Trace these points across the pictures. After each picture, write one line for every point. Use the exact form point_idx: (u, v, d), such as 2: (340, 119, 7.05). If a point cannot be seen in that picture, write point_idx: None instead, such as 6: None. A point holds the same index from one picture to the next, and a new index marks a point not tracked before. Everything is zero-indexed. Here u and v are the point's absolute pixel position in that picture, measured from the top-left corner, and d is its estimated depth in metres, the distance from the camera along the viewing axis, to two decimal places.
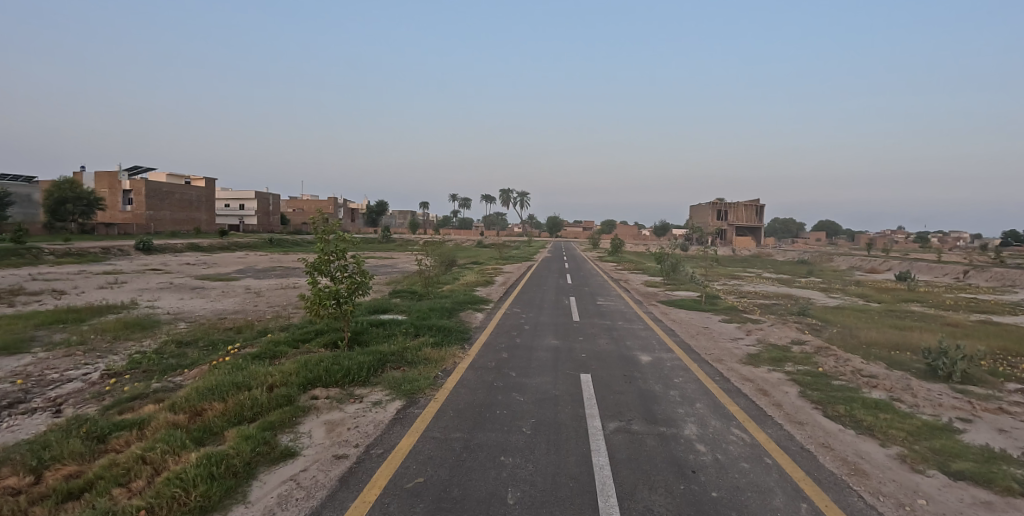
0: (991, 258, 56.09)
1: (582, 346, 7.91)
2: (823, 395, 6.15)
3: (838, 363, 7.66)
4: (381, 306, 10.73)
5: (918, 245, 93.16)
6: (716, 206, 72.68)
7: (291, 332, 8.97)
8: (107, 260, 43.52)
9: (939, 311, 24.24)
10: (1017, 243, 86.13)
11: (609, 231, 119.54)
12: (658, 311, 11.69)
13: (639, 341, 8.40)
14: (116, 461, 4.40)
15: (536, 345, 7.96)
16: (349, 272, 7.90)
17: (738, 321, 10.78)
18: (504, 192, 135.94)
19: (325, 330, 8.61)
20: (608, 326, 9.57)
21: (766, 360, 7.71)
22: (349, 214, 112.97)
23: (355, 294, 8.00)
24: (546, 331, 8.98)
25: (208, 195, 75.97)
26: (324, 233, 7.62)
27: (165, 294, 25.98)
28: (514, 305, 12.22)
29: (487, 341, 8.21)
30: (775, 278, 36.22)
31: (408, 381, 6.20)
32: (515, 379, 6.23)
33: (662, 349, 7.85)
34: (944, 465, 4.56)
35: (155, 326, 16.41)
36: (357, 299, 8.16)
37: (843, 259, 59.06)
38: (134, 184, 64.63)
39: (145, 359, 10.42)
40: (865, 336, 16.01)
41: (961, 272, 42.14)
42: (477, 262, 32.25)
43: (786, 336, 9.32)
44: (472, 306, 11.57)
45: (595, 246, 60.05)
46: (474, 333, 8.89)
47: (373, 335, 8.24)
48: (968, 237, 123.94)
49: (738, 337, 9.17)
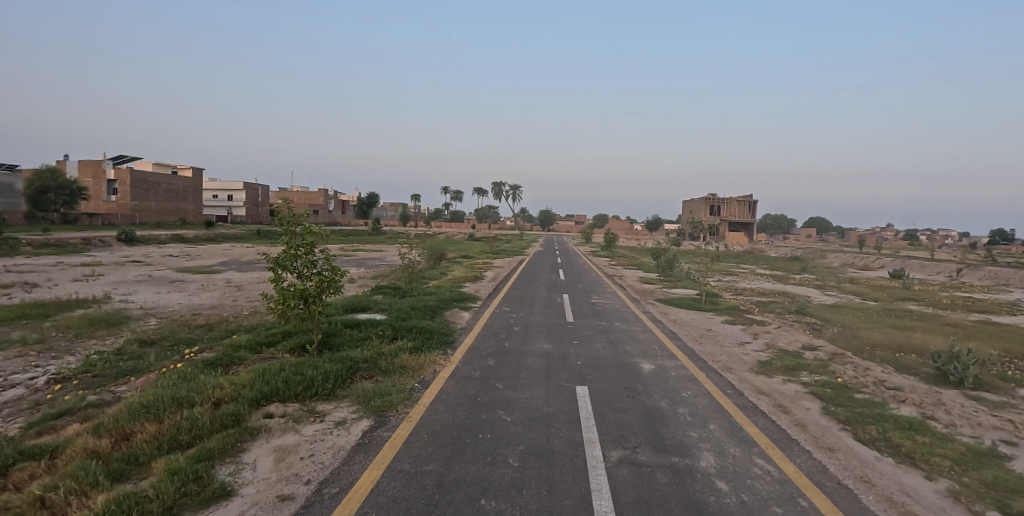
0: (982, 258, 55.96)
1: (577, 352, 7.16)
2: (850, 414, 5.46)
3: (857, 373, 7.00)
4: (360, 305, 9.89)
5: (908, 243, 93.65)
6: (709, 201, 72.10)
7: (257, 333, 8.14)
8: (87, 252, 42.08)
9: (937, 309, 23.84)
10: (1003, 241, 86.91)
11: (601, 226, 119.39)
12: (658, 311, 10.98)
13: (639, 345, 7.64)
14: (8, 503, 3.59)
15: (527, 350, 7.17)
16: (318, 269, 7.05)
17: (743, 322, 10.13)
18: (496, 185, 134.62)
19: (293, 332, 7.78)
20: (604, 328, 8.79)
21: (780, 368, 7.02)
22: (338, 205, 111.20)
23: (324, 294, 7.15)
24: (538, 334, 8.19)
25: (195, 186, 74.43)
26: (289, 225, 6.76)
27: (142, 288, 24.92)
28: (502, 303, 11.38)
29: (472, 345, 7.42)
30: (770, 274, 35.79)
31: (379, 395, 5.42)
32: (502, 393, 5.46)
33: (665, 356, 7.10)
34: (1005, 504, 3.86)
35: (123, 323, 15.44)
36: (327, 298, 7.32)
37: (835, 256, 58.81)
38: (119, 173, 63.00)
39: (100, 363, 9.50)
40: (867, 336, 15.48)
41: (954, 270, 42.00)
42: (467, 256, 31.44)
43: (797, 340, 8.65)
44: (458, 304, 10.76)
45: (588, 240, 59.50)
46: (458, 335, 8.09)
47: (345, 339, 7.44)
48: (957, 234, 124.89)
49: (745, 341, 8.49)
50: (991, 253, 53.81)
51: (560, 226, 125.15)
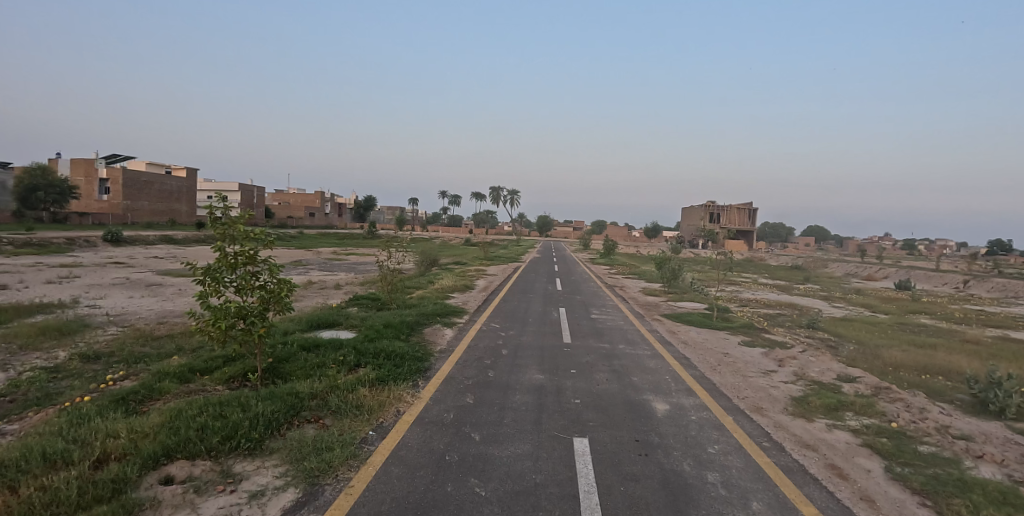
0: (985, 268, 55.03)
1: (575, 385, 5.90)
2: (925, 480, 4.29)
3: (913, 416, 5.82)
4: (326, 322, 8.63)
5: (908, 252, 92.87)
6: (708, 208, 70.31)
7: (196, 357, 6.87)
8: (70, 252, 40.58)
9: (952, 324, 22.72)
10: (1003, 252, 86.24)
11: (598, 233, 118.64)
12: (665, 328, 9.81)
13: (648, 376, 6.39)
14: None
15: (515, 382, 5.89)
16: (259, 282, 5.82)
17: (763, 344, 8.98)
18: (495, 189, 133.05)
19: (237, 358, 6.53)
20: (607, 352, 7.54)
21: (820, 408, 5.85)
22: (334, 208, 109.69)
23: (269, 313, 5.93)
24: (529, 360, 6.91)
25: (189, 186, 73.18)
26: (222, 230, 5.55)
27: (117, 292, 23.55)
28: (492, 319, 10.07)
29: (449, 374, 6.15)
30: (773, 284, 34.64)
31: (318, 453, 4.17)
32: (479, 450, 4.21)
33: (682, 391, 5.87)
34: None
35: (80, 332, 14.11)
36: (273, 318, 6.09)
37: (838, 265, 57.86)
38: (111, 172, 61.65)
39: (25, 382, 8.22)
40: (889, 355, 14.33)
41: (961, 281, 40.90)
42: (460, 262, 30.15)
43: (829, 368, 7.50)
44: (441, 319, 9.51)
45: (586, 247, 58.53)
46: (435, 360, 6.80)
47: (296, 366, 6.23)
48: (956, 245, 124.36)
49: (771, 369, 7.31)
50: (996, 264, 52.75)
51: (558, 233, 124.06)
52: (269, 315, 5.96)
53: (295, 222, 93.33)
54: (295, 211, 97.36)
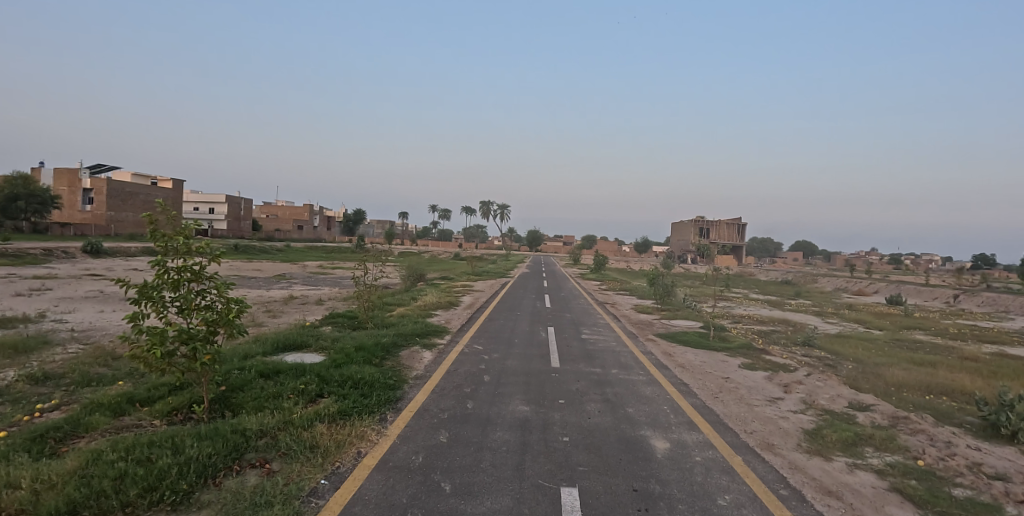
0: (973, 283, 55.31)
1: (564, 418, 5.23)
2: None
3: (940, 452, 5.23)
4: (292, 345, 7.86)
5: (895, 267, 93.67)
6: (698, 223, 70.09)
7: (138, 386, 6.08)
8: (46, 263, 39.20)
9: (948, 340, 22.34)
10: (987, 266, 87.33)
11: (589, 247, 118.62)
12: (661, 349, 9.21)
13: (645, 407, 5.73)
14: None
15: (496, 415, 5.23)
16: (204, 302, 5.08)
17: (765, 366, 8.40)
18: (486, 203, 132.60)
19: (182, 388, 5.76)
20: (599, 378, 6.86)
21: (837, 444, 5.25)
22: (323, 221, 108.42)
23: (215, 338, 5.17)
24: (514, 388, 6.22)
25: (175, 198, 71.87)
26: (160, 241, 4.84)
27: (87, 305, 22.47)
28: (475, 340, 9.35)
29: (423, 406, 5.45)
30: (765, 300, 34.27)
31: (252, 511, 3.45)
32: (448, 505, 3.53)
33: (684, 425, 5.23)
34: None
35: (37, 350, 13.16)
36: (221, 343, 5.32)
37: (828, 280, 57.82)
38: (95, 182, 60.33)
39: None
40: (890, 374, 13.82)
41: (951, 296, 40.87)
42: (448, 277, 29.38)
43: (840, 395, 6.91)
44: (420, 341, 8.80)
45: (576, 262, 58.05)
46: (409, 388, 6.08)
47: (249, 396, 5.49)
48: (941, 260, 125.73)
49: (777, 397, 6.71)
50: (984, 278, 52.98)
51: (548, 247, 123.74)
52: (218, 340, 5.21)
53: (282, 235, 92.06)
54: (283, 224, 96.08)
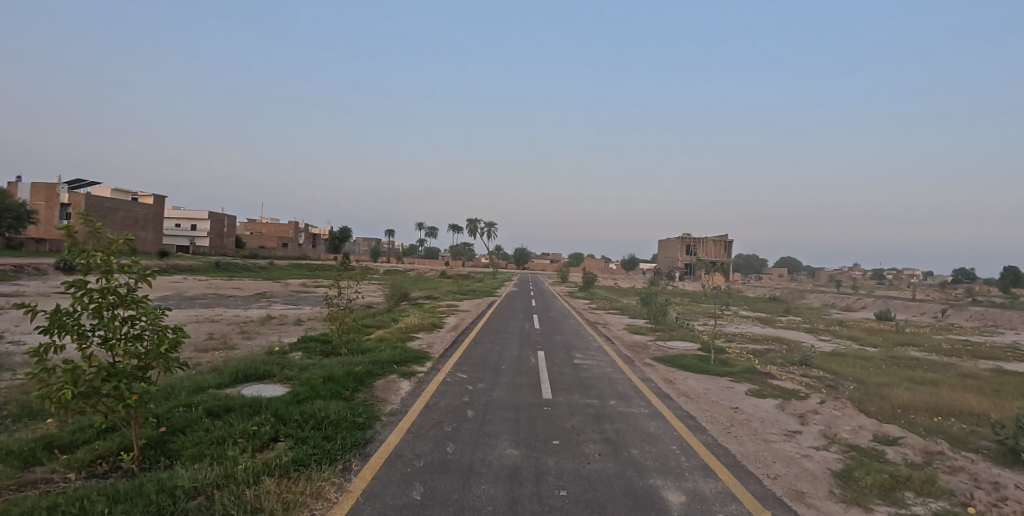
0: (957, 298, 55.89)
1: (560, 465, 4.48)
2: None
3: (989, 496, 4.58)
4: (253, 376, 6.94)
5: (879, 283, 94.69)
6: (685, 240, 70.04)
7: (56, 429, 5.08)
8: (14, 280, 37.39)
9: (944, 357, 21.99)
10: (967, 281, 88.85)
11: (577, 264, 118.53)
12: (661, 375, 8.51)
13: (651, 449, 4.99)
14: None
15: (480, 463, 4.44)
16: (134, 331, 4.19)
17: (773, 393, 7.74)
18: (474, 221, 132.28)
19: (110, 431, 4.79)
20: (597, 413, 6.10)
21: (874, 490, 4.57)
22: (308, 238, 106.70)
23: (147, 374, 4.25)
24: (502, 426, 5.43)
25: (156, 214, 70.15)
26: (80, 259, 4.03)
27: None
28: (459, 368, 8.55)
29: (395, 452, 4.64)
30: (756, 317, 33.86)
31: None
32: None
33: (700, 473, 4.49)
34: None
35: None
36: (156, 380, 4.40)
37: (815, 296, 57.86)
38: (74, 198, 58.58)
39: None
40: (894, 395, 13.28)
41: (939, 312, 40.89)
42: (434, 297, 28.53)
43: (861, 429, 6.26)
44: (398, 370, 7.95)
45: (565, 280, 57.49)
46: (380, 428, 5.24)
47: (189, 441, 4.58)
48: (922, 275, 127.83)
49: (795, 431, 6.02)
50: (969, 291, 53.34)
51: (536, 265, 123.20)
52: (151, 377, 4.29)
53: (266, 253, 90.30)
54: (266, 242, 94.23)
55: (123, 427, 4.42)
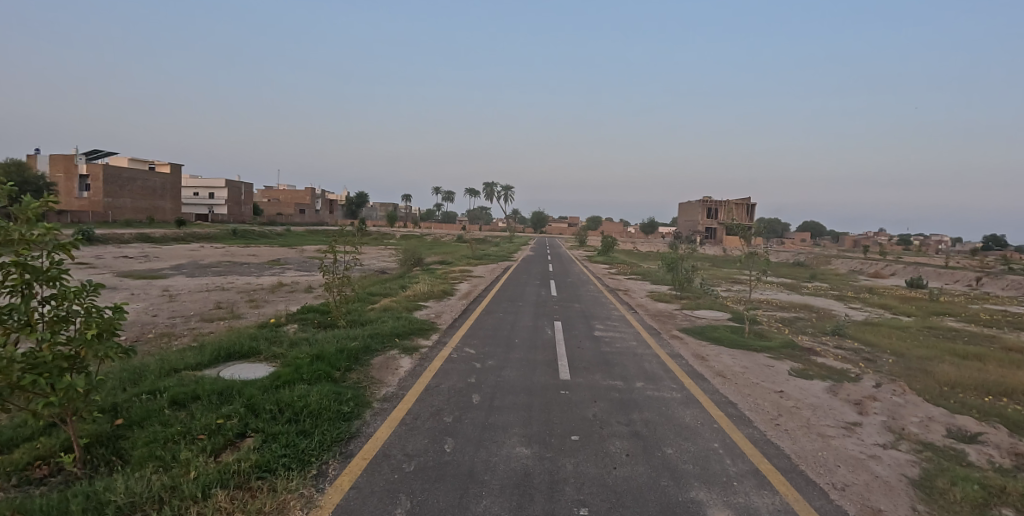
0: (991, 265, 53.57)
1: (580, 470, 3.71)
2: None
3: None
4: (237, 353, 6.26)
5: (906, 248, 91.56)
6: (706, 203, 68.07)
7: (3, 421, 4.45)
8: None
9: (984, 328, 20.74)
10: (1000, 247, 85.37)
11: (593, 229, 117.06)
12: (691, 350, 7.66)
13: (690, 449, 4.16)
14: None
15: (482, 468, 3.67)
16: (57, 314, 3.40)
17: (820, 374, 6.84)
18: (489, 186, 130.77)
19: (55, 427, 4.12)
20: (622, 399, 5.27)
21: (967, 507, 3.70)
22: (324, 204, 106.65)
23: (81, 363, 3.48)
24: (511, 417, 4.66)
25: (173, 182, 70.30)
26: None
27: None
28: (467, 341, 7.81)
29: (381, 451, 3.89)
30: (781, 283, 32.61)
31: None
32: None
33: (753, 485, 3.65)
34: None
35: None
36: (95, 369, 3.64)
37: (841, 262, 55.96)
38: (92, 167, 58.78)
39: None
40: (938, 369, 12.29)
41: (973, 279, 39.02)
42: (448, 262, 27.92)
43: (931, 423, 5.34)
44: (399, 344, 7.21)
45: (582, 244, 56.43)
46: (368, 419, 4.50)
47: (142, 439, 3.89)
48: (952, 241, 123.26)
49: (854, 424, 5.14)
50: (1006, 256, 50.82)
51: (553, 229, 121.86)
52: (88, 366, 3.54)
53: (283, 219, 90.89)
54: (284, 208, 94.46)
55: (62, 423, 3.73)
